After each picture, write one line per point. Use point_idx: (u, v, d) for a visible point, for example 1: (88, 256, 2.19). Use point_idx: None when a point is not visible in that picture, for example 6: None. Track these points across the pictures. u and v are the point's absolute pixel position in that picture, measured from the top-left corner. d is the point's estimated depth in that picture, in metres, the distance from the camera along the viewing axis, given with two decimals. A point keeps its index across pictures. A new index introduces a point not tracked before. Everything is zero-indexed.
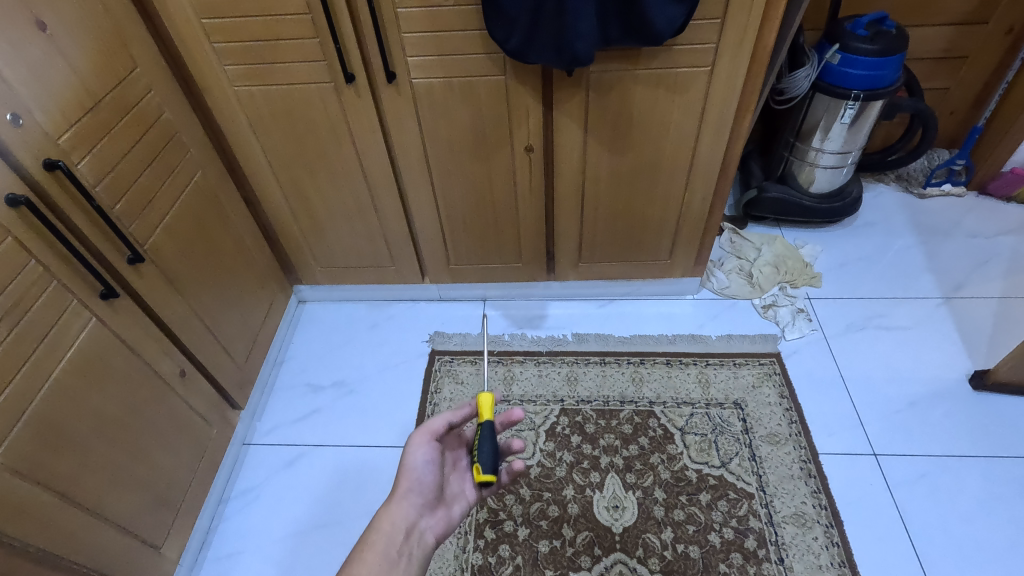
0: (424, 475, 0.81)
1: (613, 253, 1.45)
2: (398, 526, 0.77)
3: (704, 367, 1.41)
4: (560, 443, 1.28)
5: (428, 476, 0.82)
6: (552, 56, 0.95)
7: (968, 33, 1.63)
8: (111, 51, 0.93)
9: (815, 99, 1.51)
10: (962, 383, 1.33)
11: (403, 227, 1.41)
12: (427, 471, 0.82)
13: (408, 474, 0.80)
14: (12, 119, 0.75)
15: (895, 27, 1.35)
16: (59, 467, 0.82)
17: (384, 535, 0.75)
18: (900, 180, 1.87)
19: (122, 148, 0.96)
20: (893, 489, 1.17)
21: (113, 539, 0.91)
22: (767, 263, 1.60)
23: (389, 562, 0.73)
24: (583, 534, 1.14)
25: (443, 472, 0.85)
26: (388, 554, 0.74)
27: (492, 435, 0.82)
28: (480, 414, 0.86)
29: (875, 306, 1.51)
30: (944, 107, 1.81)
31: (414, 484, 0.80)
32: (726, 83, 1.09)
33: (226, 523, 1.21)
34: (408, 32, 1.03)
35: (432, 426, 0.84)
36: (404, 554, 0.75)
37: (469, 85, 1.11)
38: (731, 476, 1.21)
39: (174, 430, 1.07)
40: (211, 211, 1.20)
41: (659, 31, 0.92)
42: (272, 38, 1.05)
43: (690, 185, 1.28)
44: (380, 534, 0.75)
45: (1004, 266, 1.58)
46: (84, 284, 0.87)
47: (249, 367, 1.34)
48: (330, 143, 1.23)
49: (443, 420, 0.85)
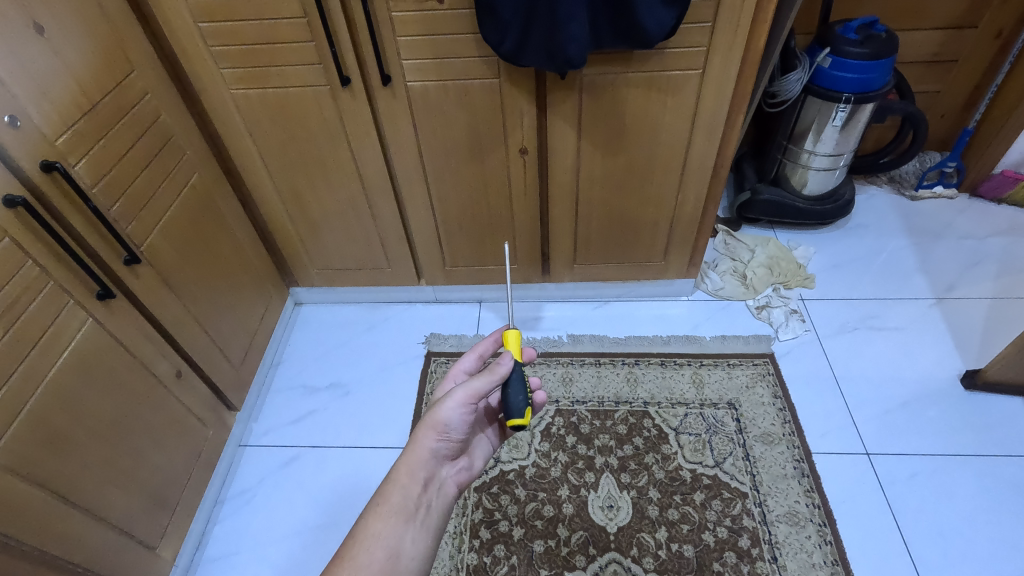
0: (455, 428, 0.79)
1: (607, 255, 1.46)
2: (416, 479, 0.77)
3: (699, 368, 1.42)
4: (555, 443, 1.29)
5: (459, 431, 0.79)
6: (545, 59, 0.96)
7: (957, 37, 1.65)
8: (109, 55, 0.95)
9: (807, 102, 1.53)
10: (954, 383, 1.34)
11: (399, 230, 1.42)
12: (460, 426, 0.79)
13: (438, 426, 0.78)
14: (10, 121, 0.76)
15: (885, 31, 1.37)
16: (55, 467, 0.82)
17: (401, 489, 0.75)
18: (892, 182, 1.89)
19: (120, 149, 0.97)
20: (886, 488, 1.18)
21: (108, 538, 0.91)
22: (761, 265, 1.61)
23: (406, 515, 0.73)
24: (578, 534, 1.15)
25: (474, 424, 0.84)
26: (404, 507, 0.74)
27: (522, 375, 0.79)
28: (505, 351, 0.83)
29: (869, 306, 1.53)
30: (935, 111, 1.83)
31: (440, 435, 0.79)
32: (718, 85, 1.10)
33: (221, 524, 1.21)
34: (403, 35, 1.04)
35: (476, 391, 0.77)
36: (422, 505, 0.76)
37: (464, 88, 1.12)
38: (725, 475, 1.22)
39: (170, 431, 1.07)
40: (208, 212, 1.21)
41: (650, 34, 0.94)
42: (269, 42, 1.06)
43: (683, 187, 1.29)
44: (396, 487, 0.75)
45: (995, 266, 1.60)
46: (81, 284, 0.87)
47: (245, 369, 1.34)
48: (326, 145, 1.23)
49: (491, 382, 0.77)
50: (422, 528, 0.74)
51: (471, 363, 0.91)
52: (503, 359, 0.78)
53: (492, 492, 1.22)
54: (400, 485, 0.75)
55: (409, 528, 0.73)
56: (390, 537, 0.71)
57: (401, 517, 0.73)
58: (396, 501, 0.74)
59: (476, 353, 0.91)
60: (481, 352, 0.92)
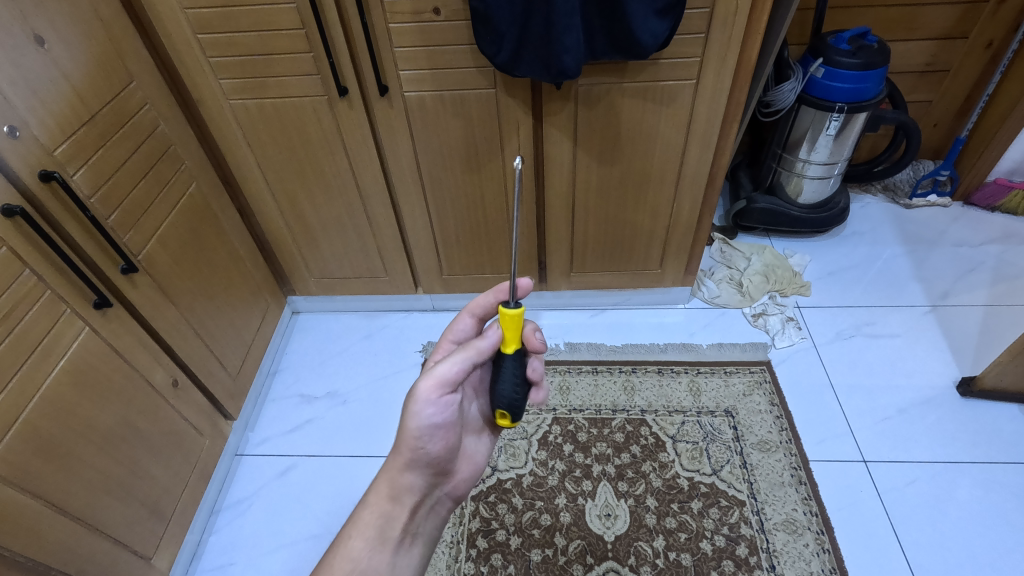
0: (428, 436, 0.76)
1: (604, 263, 1.47)
2: (402, 506, 0.76)
3: (695, 375, 1.42)
4: (552, 451, 1.29)
5: (434, 440, 0.76)
6: (541, 70, 0.97)
7: (949, 47, 1.67)
8: (109, 65, 0.96)
9: (801, 111, 1.55)
10: (950, 391, 1.35)
11: (397, 239, 1.43)
12: (433, 433, 0.76)
13: (413, 440, 0.75)
14: (9, 131, 0.77)
15: (877, 41, 1.39)
16: (50, 476, 0.82)
17: (379, 514, 0.74)
18: (886, 191, 1.91)
19: (120, 158, 0.98)
20: (884, 496, 1.18)
21: (103, 548, 0.91)
22: (756, 273, 1.62)
23: (386, 549, 0.73)
24: (575, 543, 1.14)
25: (456, 429, 0.80)
26: (385, 536, 0.74)
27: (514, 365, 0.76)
28: (507, 336, 0.75)
29: (865, 314, 1.53)
30: (928, 120, 1.85)
31: (413, 452, 0.76)
32: (711, 96, 1.11)
33: (216, 535, 1.20)
34: (400, 46, 1.05)
35: (440, 381, 0.75)
36: (408, 533, 0.76)
37: (460, 97, 1.13)
38: (723, 483, 1.22)
39: (166, 440, 1.07)
40: (206, 222, 1.22)
41: (644, 45, 0.95)
42: (267, 53, 1.07)
43: (678, 196, 1.30)
44: (370, 510, 0.75)
45: (989, 274, 1.61)
46: (79, 294, 0.88)
47: (241, 377, 1.34)
48: (324, 155, 1.24)
49: (463, 360, 0.76)
50: (404, 560, 0.74)
51: (465, 327, 0.89)
52: (485, 335, 0.77)
53: (490, 501, 1.21)
54: (381, 510, 0.75)
55: (389, 561, 0.73)
56: (368, 571, 0.71)
57: (379, 548, 0.73)
58: (377, 532, 0.73)
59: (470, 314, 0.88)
60: (475, 313, 0.88)
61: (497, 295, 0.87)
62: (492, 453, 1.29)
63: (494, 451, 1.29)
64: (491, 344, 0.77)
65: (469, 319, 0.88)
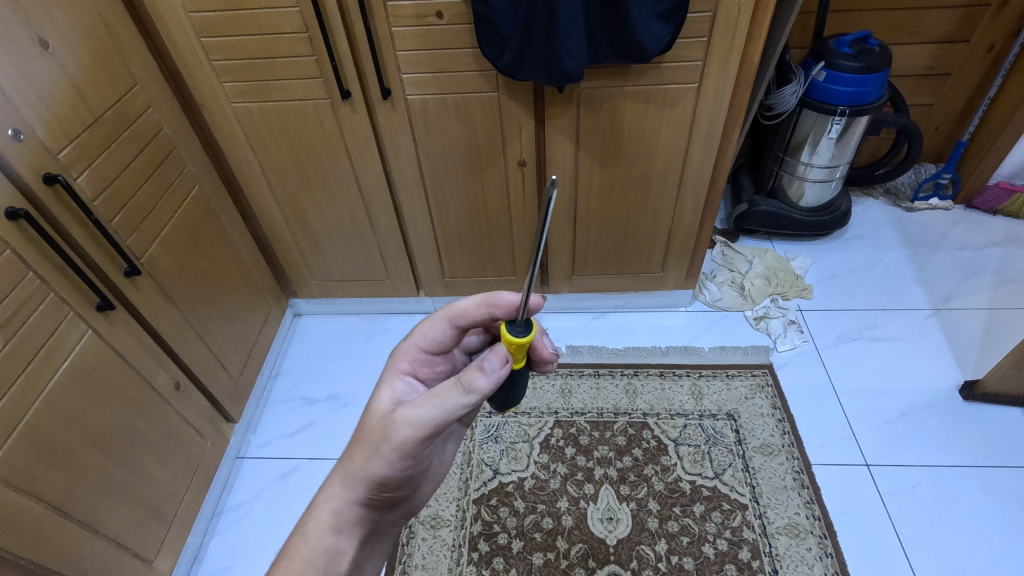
0: (397, 481, 0.63)
1: (606, 266, 1.47)
2: (349, 540, 0.62)
3: (697, 379, 1.41)
4: (554, 455, 1.29)
5: (393, 484, 0.63)
6: (543, 73, 0.98)
7: (950, 51, 1.68)
8: (112, 69, 0.96)
9: (803, 115, 1.55)
10: (952, 394, 1.35)
11: (399, 241, 1.43)
12: (393, 478, 0.62)
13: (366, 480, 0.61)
14: (13, 134, 0.77)
15: (879, 45, 1.39)
16: (54, 478, 0.82)
17: (322, 550, 0.61)
18: (887, 195, 1.91)
19: (123, 160, 0.99)
20: (887, 500, 1.18)
21: (104, 551, 0.91)
22: (758, 276, 1.62)
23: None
24: (577, 546, 1.14)
25: (422, 469, 0.66)
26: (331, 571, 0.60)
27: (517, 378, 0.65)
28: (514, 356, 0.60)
29: (867, 317, 1.53)
30: (929, 123, 1.85)
31: (376, 491, 0.63)
32: (713, 99, 1.11)
33: (218, 538, 1.20)
34: (403, 50, 1.06)
35: (430, 427, 0.59)
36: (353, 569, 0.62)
37: (462, 101, 1.13)
38: (724, 487, 1.21)
39: (168, 442, 1.07)
40: (209, 225, 1.22)
41: (646, 48, 0.95)
42: (271, 57, 1.07)
43: (680, 199, 1.30)
44: (305, 542, 0.60)
45: (991, 277, 1.60)
46: (83, 297, 0.88)
47: (244, 380, 1.34)
48: (326, 157, 1.24)
49: (458, 403, 0.58)
50: None
51: (438, 331, 0.71)
52: (484, 373, 0.58)
53: (491, 504, 1.21)
54: (322, 545, 0.61)
55: None
56: None
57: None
58: (313, 572, 0.59)
59: (445, 320, 0.71)
60: (452, 317, 0.70)
61: (491, 308, 0.69)
62: (493, 457, 1.29)
63: (495, 455, 1.29)
64: (492, 385, 0.58)
65: (446, 325, 0.71)
